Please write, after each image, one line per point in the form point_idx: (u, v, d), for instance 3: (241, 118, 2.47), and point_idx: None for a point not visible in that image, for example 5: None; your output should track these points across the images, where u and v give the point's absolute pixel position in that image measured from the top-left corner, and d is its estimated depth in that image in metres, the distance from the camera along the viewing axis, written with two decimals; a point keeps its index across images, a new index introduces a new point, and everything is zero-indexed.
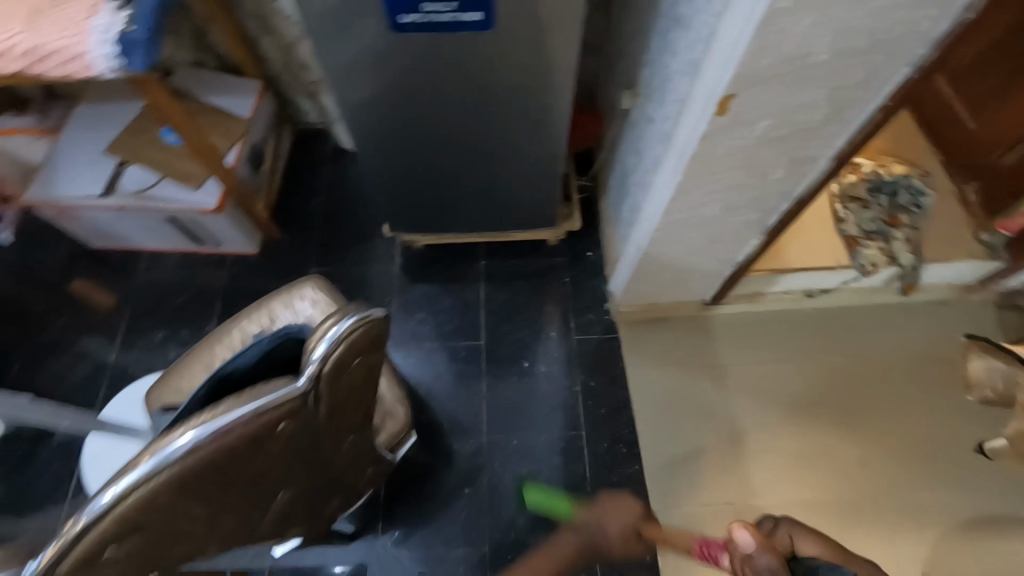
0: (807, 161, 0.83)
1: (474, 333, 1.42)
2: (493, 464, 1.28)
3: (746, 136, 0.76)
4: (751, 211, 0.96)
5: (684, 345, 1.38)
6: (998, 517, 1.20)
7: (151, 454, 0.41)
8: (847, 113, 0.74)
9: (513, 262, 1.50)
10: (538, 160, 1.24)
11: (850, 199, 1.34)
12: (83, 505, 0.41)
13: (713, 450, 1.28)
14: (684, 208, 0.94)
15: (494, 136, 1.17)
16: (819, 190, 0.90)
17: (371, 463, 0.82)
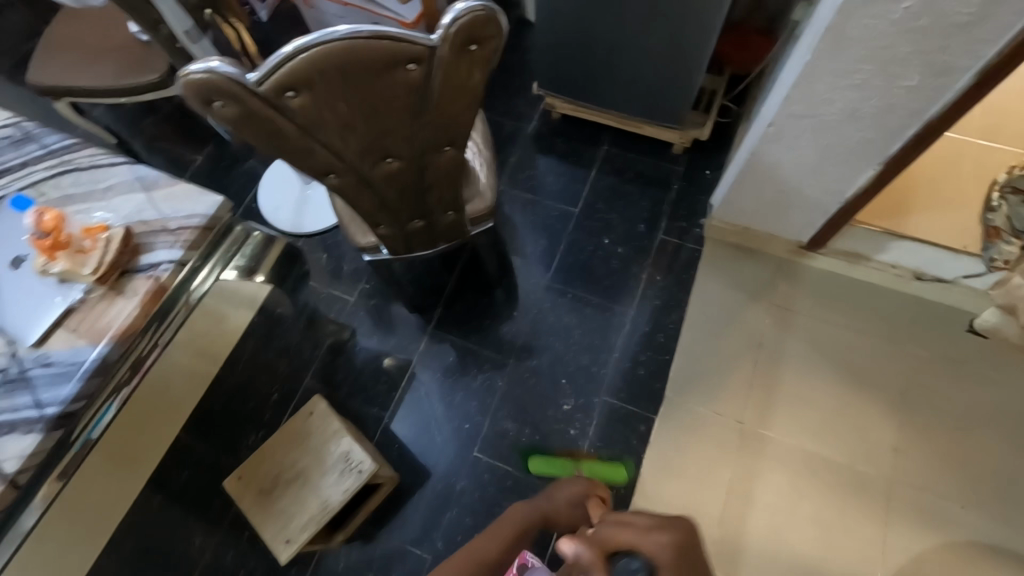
0: (946, 71, 0.83)
1: (571, 201, 1.54)
2: (543, 306, 1.42)
3: (886, 19, 0.79)
4: (876, 128, 0.96)
5: (762, 277, 1.38)
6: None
7: (334, 29, 0.62)
8: (1006, 12, 0.74)
9: (632, 155, 1.57)
10: (690, 57, 1.29)
11: (1014, 189, 1.23)
12: (287, 46, 0.62)
13: (750, 377, 1.28)
14: (805, 102, 0.97)
15: (658, 20, 1.24)
16: (954, 113, 0.89)
17: (452, 212, 1.02)
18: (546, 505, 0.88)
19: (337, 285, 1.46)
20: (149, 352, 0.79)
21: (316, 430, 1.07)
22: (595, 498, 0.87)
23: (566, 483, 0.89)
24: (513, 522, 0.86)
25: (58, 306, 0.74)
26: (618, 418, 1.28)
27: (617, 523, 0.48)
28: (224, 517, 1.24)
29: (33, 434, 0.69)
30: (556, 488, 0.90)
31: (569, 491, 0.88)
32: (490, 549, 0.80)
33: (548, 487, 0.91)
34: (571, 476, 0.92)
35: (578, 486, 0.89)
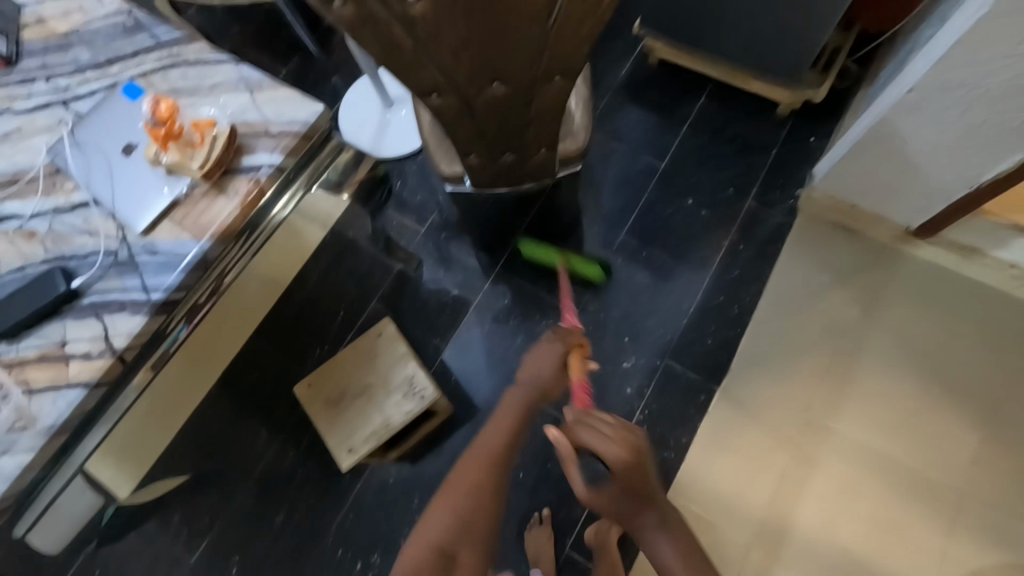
0: None
1: (657, 155, 1.45)
2: (614, 261, 1.37)
3: None
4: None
5: (856, 261, 1.28)
6: None
7: None
8: None
9: (731, 112, 1.46)
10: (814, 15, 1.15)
11: None
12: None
13: (824, 363, 1.22)
14: (958, 64, 0.86)
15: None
16: None
17: (546, 151, 0.97)
18: (534, 382, 0.88)
19: (409, 214, 1.45)
20: (243, 253, 0.81)
21: (384, 352, 1.10)
22: (574, 351, 0.90)
23: (538, 350, 0.90)
24: (507, 414, 0.88)
25: (165, 198, 0.76)
26: (676, 384, 1.26)
27: (591, 432, 0.72)
28: (286, 420, 1.31)
29: (140, 316, 0.72)
30: (530, 358, 0.90)
31: (545, 352, 0.90)
32: (489, 446, 0.87)
33: (523, 360, 0.91)
34: (537, 341, 0.92)
35: (554, 341, 0.91)
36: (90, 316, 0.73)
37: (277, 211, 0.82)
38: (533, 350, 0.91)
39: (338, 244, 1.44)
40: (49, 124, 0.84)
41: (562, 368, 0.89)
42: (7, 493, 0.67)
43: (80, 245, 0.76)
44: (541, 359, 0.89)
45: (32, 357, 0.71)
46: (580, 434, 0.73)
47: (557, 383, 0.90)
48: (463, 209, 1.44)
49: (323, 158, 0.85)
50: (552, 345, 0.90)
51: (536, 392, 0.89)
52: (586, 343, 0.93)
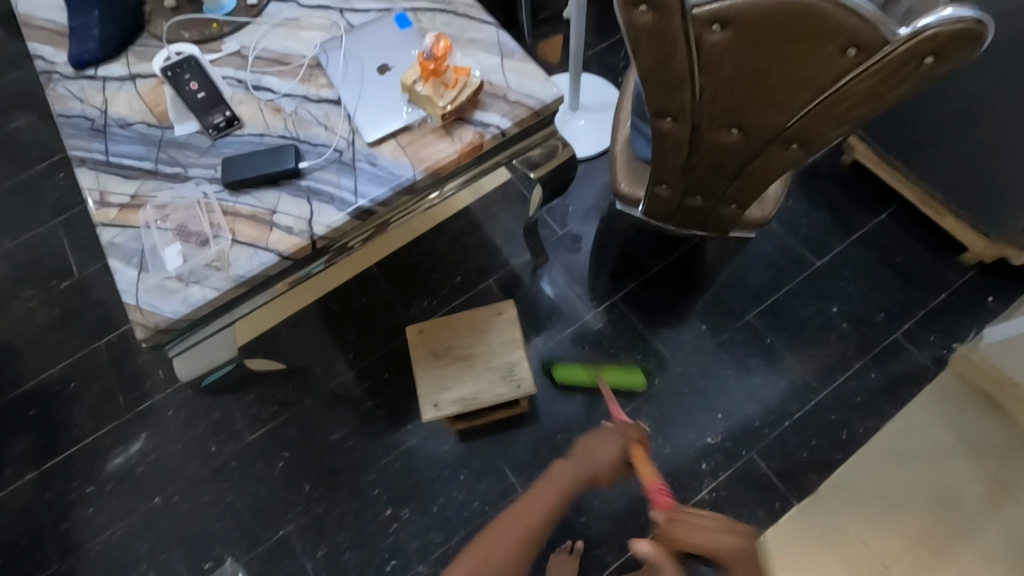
0: None
1: (816, 251, 1.39)
2: (735, 336, 1.33)
3: None
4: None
5: (994, 441, 1.18)
6: None
7: None
8: None
9: (911, 238, 1.38)
10: None
11: None
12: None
13: (926, 530, 1.13)
14: None
15: None
16: None
17: (736, 209, 0.96)
18: (590, 469, 0.92)
19: (553, 213, 1.48)
20: (422, 204, 0.86)
21: (498, 329, 1.13)
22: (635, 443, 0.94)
23: (601, 431, 0.95)
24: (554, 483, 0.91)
25: (400, 122, 0.83)
26: (756, 481, 1.20)
27: (694, 524, 0.75)
28: (374, 352, 1.36)
29: (343, 214, 0.78)
30: (591, 437, 0.95)
31: (608, 437, 0.94)
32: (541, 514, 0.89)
33: (582, 442, 0.94)
34: (597, 429, 0.96)
35: (618, 432, 0.95)
36: (302, 197, 0.79)
37: (443, 190, 0.87)
38: (594, 437, 0.95)
39: (480, 215, 1.49)
40: (325, 24, 0.93)
41: (620, 460, 0.93)
42: (184, 315, 0.74)
43: (315, 134, 0.84)
44: (696, 532, 0.75)
45: (245, 212, 0.79)
46: (679, 529, 0.75)
47: (614, 472, 0.93)
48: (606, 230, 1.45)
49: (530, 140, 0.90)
50: (613, 431, 0.95)
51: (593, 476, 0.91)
52: (648, 441, 0.96)
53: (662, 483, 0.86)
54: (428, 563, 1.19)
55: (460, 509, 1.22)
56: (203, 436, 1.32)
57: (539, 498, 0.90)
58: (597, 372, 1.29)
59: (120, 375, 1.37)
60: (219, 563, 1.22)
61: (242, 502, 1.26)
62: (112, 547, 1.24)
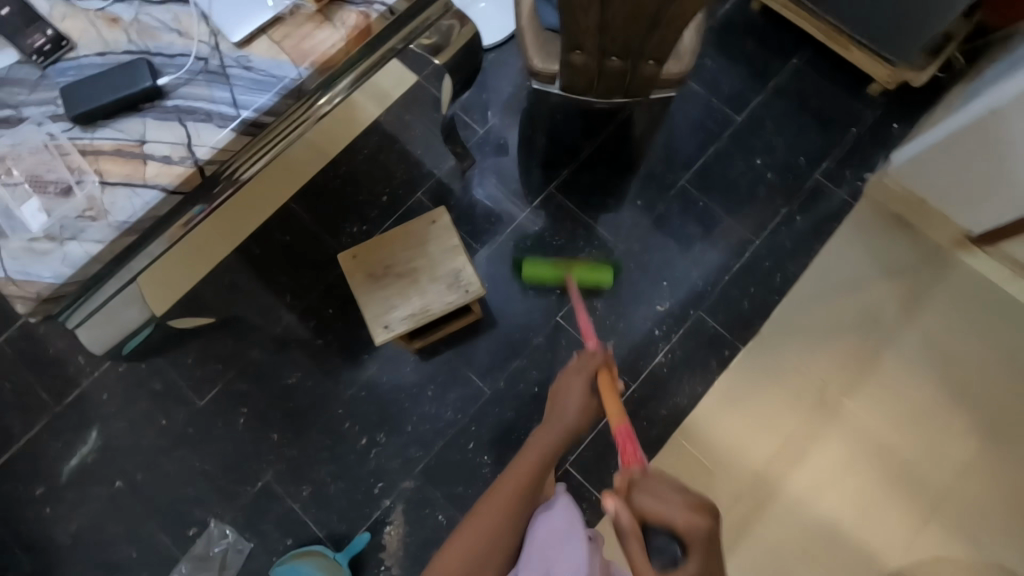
0: None
1: (738, 107, 1.39)
2: (671, 206, 1.35)
3: None
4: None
5: (905, 258, 1.29)
6: None
7: None
8: None
9: (823, 79, 1.40)
10: None
11: None
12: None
13: (855, 345, 1.26)
14: None
15: None
16: None
17: (653, 65, 0.92)
18: (563, 419, 0.85)
19: (471, 111, 1.39)
20: (319, 109, 0.77)
21: (435, 239, 1.08)
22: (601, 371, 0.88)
23: (567, 374, 0.91)
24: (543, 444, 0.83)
25: (267, 12, 0.70)
26: (706, 337, 1.28)
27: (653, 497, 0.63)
28: (312, 291, 1.29)
29: (227, 131, 0.68)
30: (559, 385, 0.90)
31: (574, 373, 0.89)
32: (535, 464, 0.81)
33: (555, 390, 0.90)
34: (564, 369, 0.91)
35: (584, 364, 0.90)
36: (173, 120, 0.68)
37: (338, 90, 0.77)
38: (560, 381, 0.90)
39: (394, 127, 1.37)
40: None
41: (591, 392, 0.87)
42: (70, 278, 0.65)
43: (168, 43, 0.71)
44: (653, 503, 0.62)
45: (107, 148, 0.67)
46: (637, 498, 0.63)
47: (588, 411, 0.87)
48: (529, 121, 1.38)
49: (425, 17, 0.80)
50: (579, 366, 0.89)
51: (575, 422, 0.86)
52: (614, 368, 0.90)
53: (628, 424, 0.78)
54: (415, 477, 1.21)
55: (435, 423, 1.24)
56: (149, 410, 1.24)
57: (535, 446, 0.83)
58: (567, 261, 1.27)
59: (35, 368, 1.24)
60: (204, 527, 1.20)
61: (210, 464, 1.22)
62: (82, 537, 1.19)
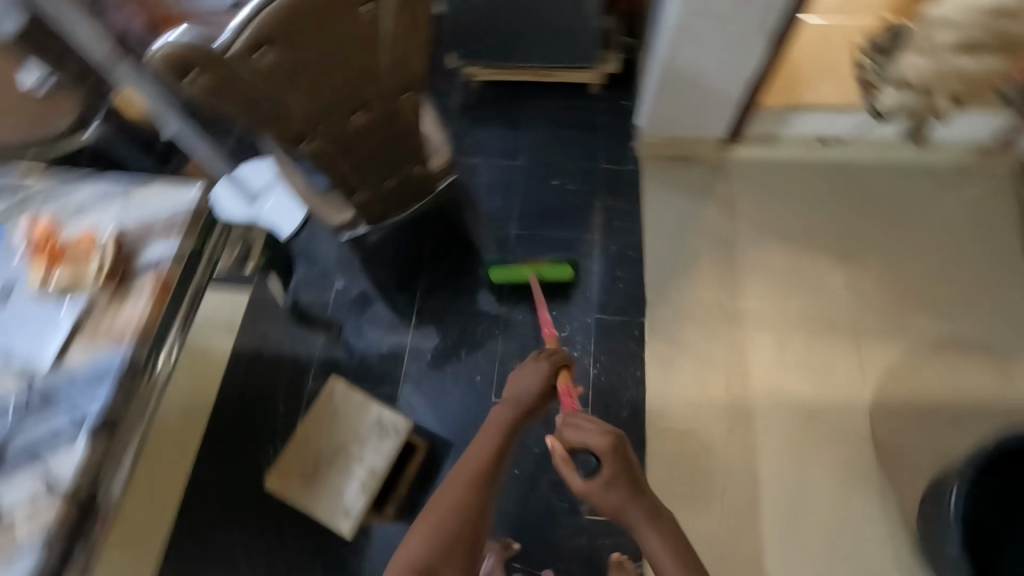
0: None
1: (514, 155, 1.62)
2: (519, 253, 1.50)
3: None
4: (756, 6, 1.15)
5: (698, 181, 1.53)
6: (975, 345, 1.29)
7: None
8: None
9: (557, 101, 1.68)
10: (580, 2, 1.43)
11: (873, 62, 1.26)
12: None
13: (716, 260, 1.44)
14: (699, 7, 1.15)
15: None
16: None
17: (419, 167, 1.07)
18: (522, 403, 0.91)
19: (313, 286, 1.45)
20: (163, 373, 0.79)
21: (342, 407, 1.09)
22: (560, 370, 0.93)
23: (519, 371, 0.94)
24: (489, 438, 0.90)
25: (66, 325, 0.75)
26: (613, 330, 1.38)
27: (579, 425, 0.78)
28: (260, 535, 1.21)
29: (81, 442, 0.70)
30: (512, 385, 0.93)
31: (529, 374, 0.92)
32: (478, 457, 0.88)
33: (511, 377, 0.94)
34: (525, 360, 0.96)
35: (542, 357, 0.95)
36: (26, 465, 0.70)
37: (167, 347, 0.79)
38: (519, 371, 0.94)
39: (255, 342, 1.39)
40: None
41: (549, 386, 0.92)
42: None
43: None
44: (575, 433, 0.78)
45: None
46: (565, 431, 0.79)
47: (544, 401, 0.94)
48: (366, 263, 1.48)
49: (213, 245, 0.88)
50: (539, 359, 0.94)
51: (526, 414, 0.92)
52: (574, 364, 0.96)
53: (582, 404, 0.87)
54: None
55: None
56: None
57: (487, 434, 0.91)
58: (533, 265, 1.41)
59: None
60: None
61: None
62: None
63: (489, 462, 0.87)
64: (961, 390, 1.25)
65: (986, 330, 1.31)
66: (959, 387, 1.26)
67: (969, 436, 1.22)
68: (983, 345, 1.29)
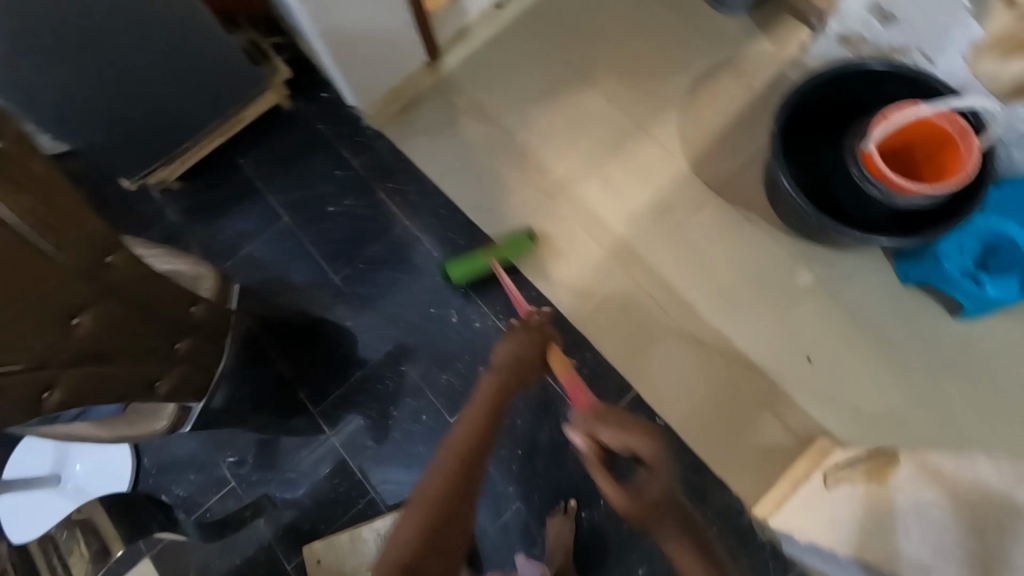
0: None
1: (275, 216, 1.46)
2: (359, 291, 1.39)
3: None
4: None
5: (440, 112, 1.50)
6: (719, 67, 1.45)
7: None
8: None
9: (266, 140, 1.51)
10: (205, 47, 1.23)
11: None
12: None
13: (508, 160, 1.45)
14: None
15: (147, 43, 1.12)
16: None
17: (198, 308, 0.90)
18: (510, 360, 0.89)
19: (213, 487, 1.29)
20: None
21: (337, 558, 1.22)
22: (551, 344, 0.94)
23: (520, 338, 0.91)
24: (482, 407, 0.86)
25: None
26: (488, 281, 1.36)
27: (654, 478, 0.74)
28: None
29: None
30: (516, 347, 0.90)
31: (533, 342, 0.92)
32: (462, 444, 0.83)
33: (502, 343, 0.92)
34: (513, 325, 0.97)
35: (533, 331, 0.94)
36: None
37: None
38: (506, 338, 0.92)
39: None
40: None
41: (533, 348, 0.91)
42: None
43: None
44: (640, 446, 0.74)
45: None
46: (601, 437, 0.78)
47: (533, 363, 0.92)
48: (240, 423, 1.32)
49: None
50: (528, 332, 0.92)
51: (521, 369, 0.89)
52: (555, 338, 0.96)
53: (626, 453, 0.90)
54: None
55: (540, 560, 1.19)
56: None
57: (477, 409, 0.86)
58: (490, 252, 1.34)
59: None
60: None
61: None
62: None
63: (475, 445, 0.83)
64: (735, 105, 1.42)
65: (717, 50, 1.46)
66: (732, 104, 1.42)
67: (766, 132, 1.38)
68: (723, 62, 1.45)
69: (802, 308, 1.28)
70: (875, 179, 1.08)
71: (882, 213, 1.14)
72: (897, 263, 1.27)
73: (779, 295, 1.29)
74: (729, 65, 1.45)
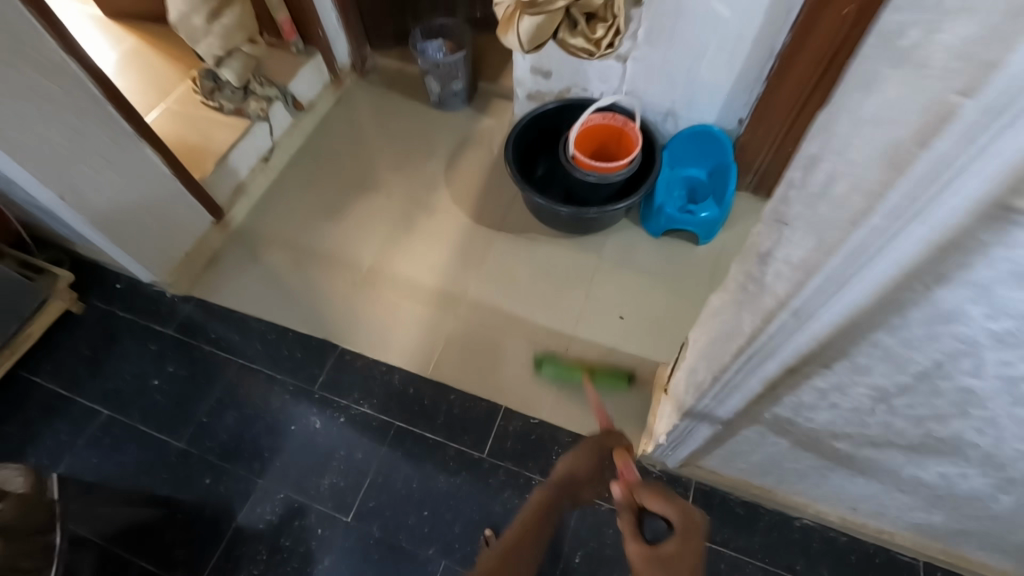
0: (86, 104, 1.18)
1: (94, 413, 1.38)
2: (210, 444, 1.34)
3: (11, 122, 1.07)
4: (109, 144, 1.26)
5: (240, 258, 1.61)
6: (462, 145, 1.81)
7: None
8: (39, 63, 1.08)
9: (64, 348, 1.47)
10: None
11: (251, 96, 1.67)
12: None
13: (317, 270, 1.58)
14: (66, 180, 1.20)
15: None
16: (126, 108, 1.27)
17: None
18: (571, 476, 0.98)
19: None
20: None
21: None
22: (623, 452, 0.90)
23: (576, 454, 0.97)
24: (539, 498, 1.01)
25: None
26: (336, 377, 1.41)
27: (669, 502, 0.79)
28: None
29: None
30: (569, 464, 0.98)
31: (589, 456, 0.97)
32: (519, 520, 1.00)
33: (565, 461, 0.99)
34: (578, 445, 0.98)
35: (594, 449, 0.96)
36: None
37: None
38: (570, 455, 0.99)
39: None
40: None
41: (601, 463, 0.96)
42: None
43: None
44: (652, 500, 0.80)
45: None
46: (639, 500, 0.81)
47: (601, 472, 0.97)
48: None
49: None
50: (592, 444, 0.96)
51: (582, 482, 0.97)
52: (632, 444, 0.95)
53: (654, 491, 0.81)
54: None
55: None
56: None
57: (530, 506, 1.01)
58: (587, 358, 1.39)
59: None
60: None
61: None
62: None
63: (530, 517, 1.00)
64: (483, 166, 1.76)
65: (455, 135, 1.83)
66: (481, 166, 1.76)
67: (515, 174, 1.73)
68: (463, 140, 1.82)
69: (597, 282, 1.53)
70: (587, 170, 1.44)
71: (605, 192, 1.49)
72: (642, 224, 1.61)
73: (577, 280, 1.54)
74: (468, 141, 1.81)
